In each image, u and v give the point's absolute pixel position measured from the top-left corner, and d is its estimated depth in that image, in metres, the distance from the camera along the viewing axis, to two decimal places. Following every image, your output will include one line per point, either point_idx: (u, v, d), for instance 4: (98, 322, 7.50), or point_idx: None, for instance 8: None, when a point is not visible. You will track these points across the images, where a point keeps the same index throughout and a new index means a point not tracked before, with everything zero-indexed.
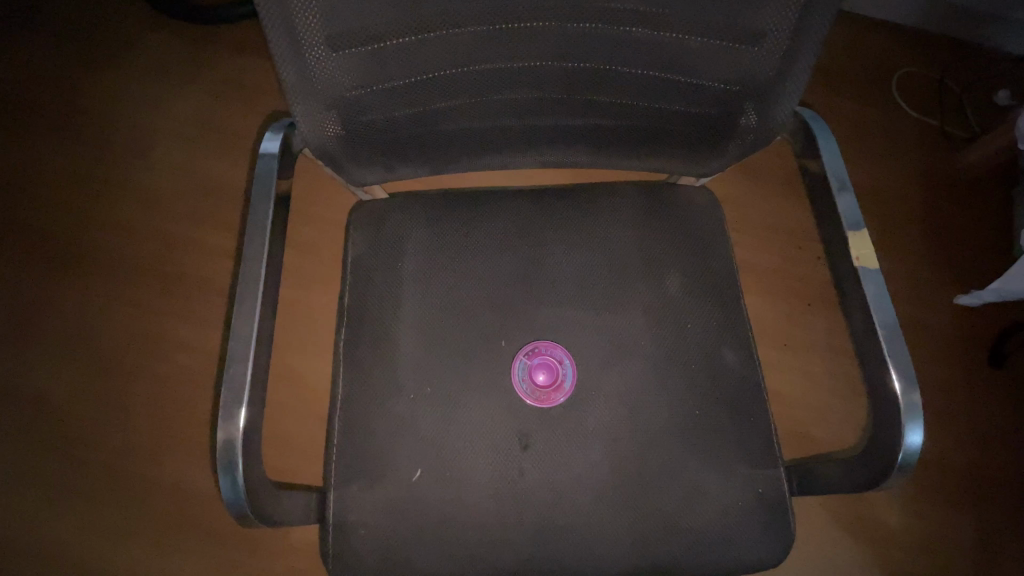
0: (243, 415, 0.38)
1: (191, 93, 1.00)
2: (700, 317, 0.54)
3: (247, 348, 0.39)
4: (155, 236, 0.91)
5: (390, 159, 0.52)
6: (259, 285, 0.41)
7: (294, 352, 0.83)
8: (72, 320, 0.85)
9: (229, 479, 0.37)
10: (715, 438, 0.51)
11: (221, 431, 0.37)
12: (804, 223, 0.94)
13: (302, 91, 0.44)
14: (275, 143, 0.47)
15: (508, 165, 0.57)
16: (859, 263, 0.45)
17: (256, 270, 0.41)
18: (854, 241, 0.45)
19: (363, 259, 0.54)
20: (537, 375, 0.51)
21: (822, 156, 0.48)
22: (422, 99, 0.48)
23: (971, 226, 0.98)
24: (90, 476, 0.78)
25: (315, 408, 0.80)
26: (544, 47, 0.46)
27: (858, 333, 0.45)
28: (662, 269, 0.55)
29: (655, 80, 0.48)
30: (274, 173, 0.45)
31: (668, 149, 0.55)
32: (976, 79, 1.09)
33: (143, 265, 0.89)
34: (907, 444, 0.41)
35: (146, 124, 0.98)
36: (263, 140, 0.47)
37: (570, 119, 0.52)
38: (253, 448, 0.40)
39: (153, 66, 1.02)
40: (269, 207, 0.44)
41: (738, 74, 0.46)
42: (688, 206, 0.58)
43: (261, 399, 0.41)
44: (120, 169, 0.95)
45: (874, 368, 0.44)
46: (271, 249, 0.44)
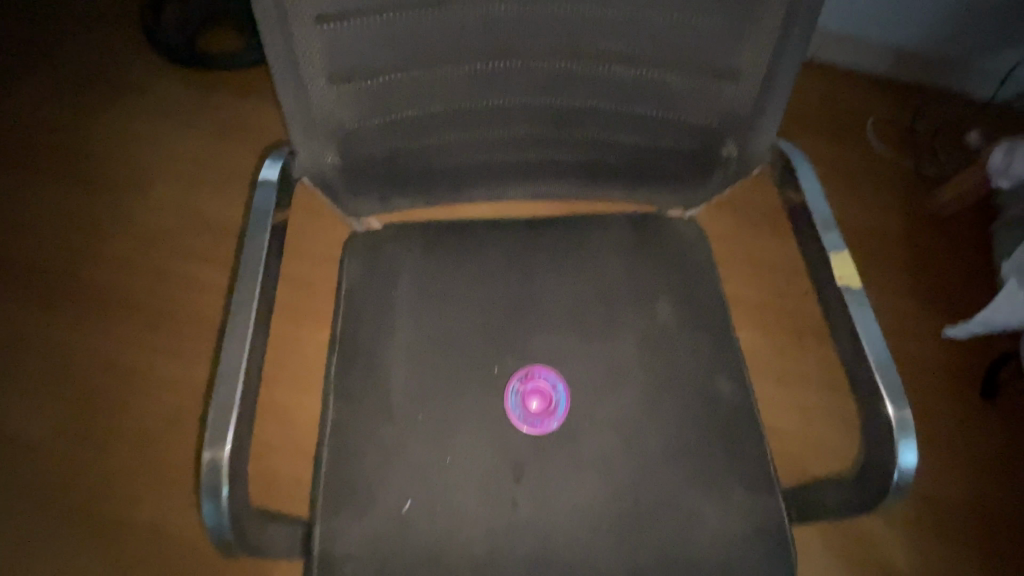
0: (231, 437, 0.39)
1: (197, 133, 1.07)
2: (691, 346, 0.53)
3: (236, 372, 0.40)
4: (159, 266, 0.95)
5: (385, 192, 0.53)
6: (252, 306, 0.42)
7: (280, 380, 0.84)
8: (77, 346, 0.89)
9: (213, 503, 0.38)
10: (711, 471, 0.49)
11: (206, 451, 0.38)
12: (788, 253, 0.95)
13: (305, 125, 0.44)
14: (275, 169, 0.47)
15: (501, 197, 0.57)
16: (842, 283, 0.44)
17: (248, 289, 0.43)
18: (836, 262, 0.45)
19: (355, 288, 0.55)
20: (531, 402, 0.51)
21: (804, 185, 0.48)
22: (420, 133, 0.48)
23: (953, 261, 0.99)
24: (90, 496, 0.79)
25: (300, 435, 0.82)
26: (535, 83, 0.47)
27: (846, 355, 0.43)
28: (652, 297, 0.55)
29: (640, 115, 0.49)
30: (273, 200, 0.46)
31: (654, 182, 0.55)
32: (948, 121, 1.09)
33: (148, 292, 0.93)
34: (901, 463, 0.40)
35: (156, 162, 1.04)
36: (263, 167, 0.47)
37: (559, 153, 0.53)
38: (238, 474, 0.40)
39: (163, 109, 1.09)
40: (265, 232, 0.45)
41: (719, 108, 0.47)
42: (678, 238, 0.58)
43: (250, 418, 0.42)
44: (130, 203, 1.00)
45: (863, 392, 0.42)
46: (266, 274, 0.45)
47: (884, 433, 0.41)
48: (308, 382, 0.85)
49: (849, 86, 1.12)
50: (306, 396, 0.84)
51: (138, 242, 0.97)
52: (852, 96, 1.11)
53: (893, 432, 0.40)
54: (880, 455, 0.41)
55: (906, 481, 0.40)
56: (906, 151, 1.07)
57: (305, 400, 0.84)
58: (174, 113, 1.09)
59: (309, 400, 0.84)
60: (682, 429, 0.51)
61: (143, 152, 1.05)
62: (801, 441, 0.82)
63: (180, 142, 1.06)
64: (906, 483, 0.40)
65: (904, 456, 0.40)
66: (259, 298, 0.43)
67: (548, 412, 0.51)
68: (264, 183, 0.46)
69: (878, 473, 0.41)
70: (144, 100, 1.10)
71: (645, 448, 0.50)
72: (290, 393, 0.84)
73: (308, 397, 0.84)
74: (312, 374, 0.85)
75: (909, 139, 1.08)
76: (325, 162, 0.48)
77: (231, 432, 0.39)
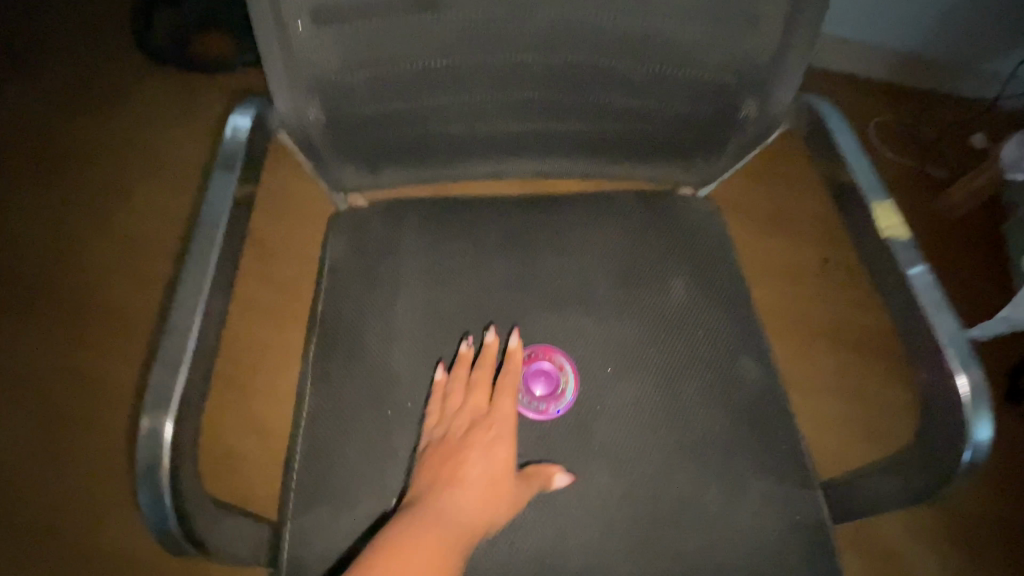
0: (177, 403, 0.32)
1: (159, 114, 0.96)
2: (710, 325, 0.49)
3: (188, 337, 0.34)
4: (112, 263, 0.85)
5: (375, 159, 0.49)
6: (212, 255, 0.36)
7: (243, 379, 0.76)
8: (17, 354, 0.78)
9: (150, 494, 0.31)
10: (731, 462, 0.45)
11: (144, 420, 0.31)
12: (815, 238, 0.87)
13: (286, 71, 0.41)
14: (246, 118, 0.42)
15: (500, 173, 0.53)
16: (887, 234, 0.40)
17: (208, 239, 0.37)
18: (880, 210, 0.41)
19: (341, 264, 0.51)
20: (534, 386, 0.46)
21: (839, 137, 0.44)
22: (413, 92, 0.44)
23: (966, 262, 0.95)
24: (31, 522, 0.70)
25: (264, 441, 0.73)
26: (539, 37, 0.43)
27: (900, 318, 0.39)
28: (666, 273, 0.51)
29: (649, 75, 0.45)
30: (240, 151, 0.41)
31: (664, 153, 0.51)
32: (951, 124, 1.08)
33: (99, 293, 0.83)
34: (976, 439, 0.35)
35: (112, 147, 0.94)
36: (233, 115, 0.42)
37: (562, 123, 0.49)
38: (190, 463, 0.34)
39: (120, 87, 0.98)
40: (230, 185, 0.39)
41: (737, 62, 0.44)
42: (692, 215, 0.54)
43: (201, 398, 0.35)
44: (80, 193, 0.90)
45: (925, 362, 0.37)
46: (235, 236, 0.40)
47: (947, 406, 0.36)
48: (275, 383, 0.76)
49: (852, 86, 1.10)
50: (271, 399, 0.76)
51: (91, 236, 0.86)
52: (855, 96, 1.09)
53: (964, 407, 0.35)
54: (942, 432, 0.37)
55: (979, 459, 0.35)
56: (910, 153, 1.05)
57: (273, 403, 0.75)
58: (134, 88, 0.99)
59: (276, 404, 0.75)
60: (701, 415, 0.46)
61: (101, 133, 0.95)
62: (866, 416, 0.76)
63: (142, 122, 0.96)
64: (979, 462, 0.35)
65: (978, 430, 0.35)
66: (222, 249, 0.38)
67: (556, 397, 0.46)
68: (232, 130, 0.41)
69: (935, 454, 0.37)
70: (101, 74, 1.00)
71: (663, 436, 0.45)
72: (251, 396, 0.75)
73: (276, 401, 0.75)
74: (278, 374, 0.77)
75: (915, 140, 1.06)
76: (310, 118, 0.44)
77: (176, 399, 0.32)
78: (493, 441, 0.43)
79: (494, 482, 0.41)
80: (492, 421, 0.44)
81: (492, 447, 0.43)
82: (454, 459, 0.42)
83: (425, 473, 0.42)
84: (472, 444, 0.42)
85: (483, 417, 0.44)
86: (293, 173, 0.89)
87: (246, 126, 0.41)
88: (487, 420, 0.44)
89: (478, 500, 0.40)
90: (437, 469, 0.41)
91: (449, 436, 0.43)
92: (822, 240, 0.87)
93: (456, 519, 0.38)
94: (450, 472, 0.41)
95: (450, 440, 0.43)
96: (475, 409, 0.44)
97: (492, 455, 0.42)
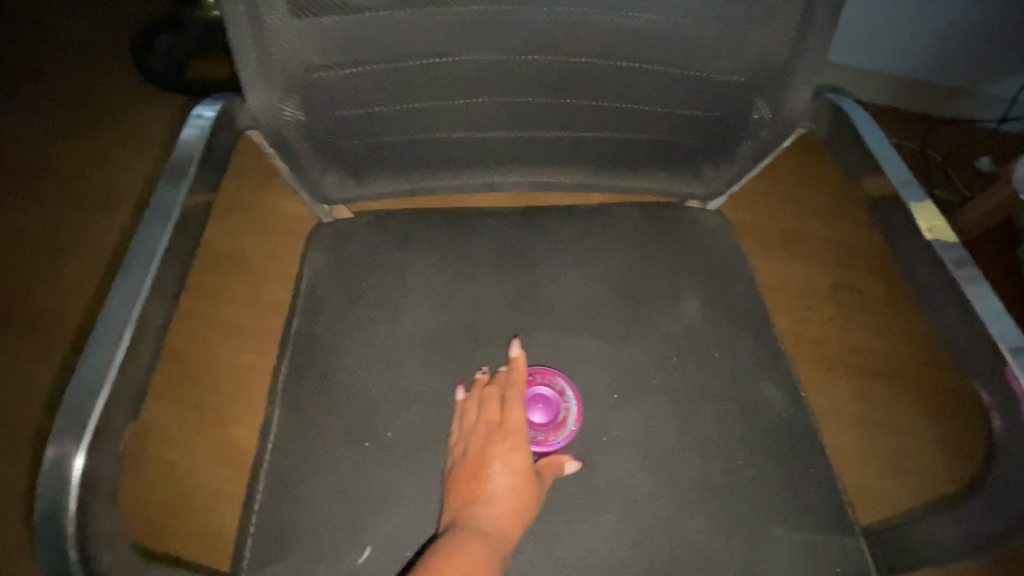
0: (91, 432, 0.27)
1: (145, 133, 0.94)
2: (724, 346, 0.44)
3: (117, 355, 0.29)
4: (82, 282, 0.80)
5: (356, 166, 0.45)
6: (154, 260, 0.33)
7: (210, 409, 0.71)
8: None
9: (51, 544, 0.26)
10: (752, 503, 0.39)
11: (50, 452, 0.27)
12: (829, 261, 0.83)
13: (258, 64, 0.38)
14: (211, 109, 0.39)
15: (494, 184, 0.49)
16: (931, 236, 0.37)
17: (152, 247, 0.33)
18: (919, 213, 0.37)
19: (321, 281, 0.46)
20: (532, 415, 0.42)
21: (868, 141, 0.41)
22: (399, 94, 0.41)
23: None
24: None
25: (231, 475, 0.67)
26: (535, 36, 0.39)
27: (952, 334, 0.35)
28: (676, 289, 0.47)
29: (651, 76, 0.42)
30: (202, 143, 0.37)
31: (669, 162, 0.48)
32: (958, 148, 1.05)
33: (62, 314, 0.77)
34: None
35: (92, 163, 0.90)
36: (198, 106, 0.39)
37: (558, 130, 0.46)
38: (110, 505, 0.29)
39: (107, 107, 0.96)
40: (186, 185, 0.35)
41: (748, 60, 0.41)
42: (701, 228, 0.50)
43: (133, 423, 0.31)
44: (52, 210, 0.85)
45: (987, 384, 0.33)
46: (186, 242, 0.35)
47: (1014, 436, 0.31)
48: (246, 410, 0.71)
49: None
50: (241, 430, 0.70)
51: (66, 254, 0.82)
52: None
53: None
54: (1007, 469, 0.32)
55: None
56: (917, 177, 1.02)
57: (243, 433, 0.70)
58: (121, 106, 0.96)
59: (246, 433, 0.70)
60: (719, 448, 0.41)
61: (83, 148, 0.91)
62: (903, 451, 0.70)
63: (127, 141, 0.93)
64: None
65: None
66: (169, 253, 0.34)
67: (554, 432, 0.41)
68: (194, 123, 0.38)
69: (1002, 494, 0.32)
70: (91, 90, 0.98)
71: (678, 471, 0.40)
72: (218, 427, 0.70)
73: (247, 430, 0.70)
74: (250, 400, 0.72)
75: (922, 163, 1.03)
76: (284, 117, 0.41)
77: (94, 420, 0.28)
78: (514, 451, 0.39)
79: (521, 493, 0.37)
80: (510, 431, 0.39)
81: (513, 460, 0.38)
82: (474, 478, 0.38)
83: (450, 497, 0.38)
84: (491, 460, 0.38)
85: (500, 429, 0.39)
86: (280, 192, 0.87)
87: (210, 114, 0.38)
88: (505, 430, 0.39)
89: (505, 518, 0.36)
90: (459, 492, 0.38)
91: (467, 452, 0.39)
92: (838, 262, 0.83)
93: (489, 546, 0.35)
94: (474, 493, 0.37)
95: (468, 458, 0.38)
96: (488, 423, 0.39)
97: (514, 469, 0.38)
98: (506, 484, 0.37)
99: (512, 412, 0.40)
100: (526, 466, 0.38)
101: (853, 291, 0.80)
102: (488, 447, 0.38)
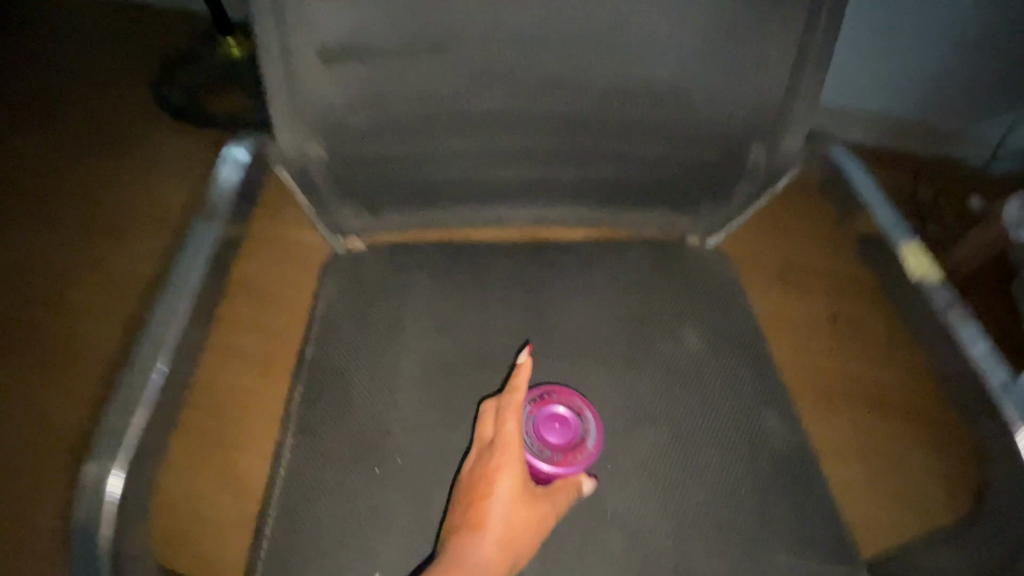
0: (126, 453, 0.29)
1: (155, 141, 0.90)
2: (727, 379, 0.45)
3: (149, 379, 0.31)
4: (81, 298, 0.76)
5: (374, 202, 0.48)
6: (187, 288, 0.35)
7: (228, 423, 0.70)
8: None
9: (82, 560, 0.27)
10: (758, 535, 0.40)
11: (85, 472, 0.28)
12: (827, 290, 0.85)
13: (289, 108, 0.41)
14: (244, 153, 0.42)
15: (504, 219, 0.51)
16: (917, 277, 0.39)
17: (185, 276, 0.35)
18: (907, 252, 0.40)
19: (334, 309, 0.48)
20: (548, 435, 0.40)
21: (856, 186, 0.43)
22: (417, 136, 0.44)
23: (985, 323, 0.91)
24: None
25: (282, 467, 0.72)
26: (547, 85, 0.42)
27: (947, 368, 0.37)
28: (679, 321, 0.48)
29: (654, 121, 0.45)
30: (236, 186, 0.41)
31: (671, 200, 0.50)
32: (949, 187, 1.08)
33: (58, 330, 0.73)
34: None
35: (95, 171, 0.86)
36: (230, 148, 0.42)
37: (566, 169, 0.48)
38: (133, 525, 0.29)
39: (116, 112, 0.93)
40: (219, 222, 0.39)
41: (744, 108, 0.44)
42: (703, 262, 0.52)
43: (159, 445, 0.32)
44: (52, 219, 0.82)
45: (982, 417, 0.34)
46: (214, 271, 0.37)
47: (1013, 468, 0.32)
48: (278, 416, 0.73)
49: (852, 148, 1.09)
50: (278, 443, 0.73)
51: (64, 267, 0.78)
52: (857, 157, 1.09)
53: None
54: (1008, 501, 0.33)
55: None
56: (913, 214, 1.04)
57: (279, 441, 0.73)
58: (128, 113, 0.93)
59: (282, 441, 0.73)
60: (723, 478, 0.41)
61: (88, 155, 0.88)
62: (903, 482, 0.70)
63: (135, 149, 0.89)
64: None
65: None
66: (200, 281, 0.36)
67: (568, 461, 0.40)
68: (230, 166, 0.42)
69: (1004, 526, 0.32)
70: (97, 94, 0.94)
71: (685, 503, 0.41)
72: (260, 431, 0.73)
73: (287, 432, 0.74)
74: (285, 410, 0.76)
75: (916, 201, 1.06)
76: (311, 157, 0.43)
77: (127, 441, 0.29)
78: (513, 481, 0.38)
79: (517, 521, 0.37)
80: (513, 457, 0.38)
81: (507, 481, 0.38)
82: (476, 500, 0.37)
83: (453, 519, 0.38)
84: (487, 480, 0.38)
85: (501, 459, 0.38)
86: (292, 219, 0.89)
87: (244, 159, 0.42)
88: (507, 455, 0.38)
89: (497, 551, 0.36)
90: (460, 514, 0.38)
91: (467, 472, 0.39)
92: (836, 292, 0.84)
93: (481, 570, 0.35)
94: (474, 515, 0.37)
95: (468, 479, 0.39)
96: (483, 444, 0.40)
97: (509, 490, 0.37)
98: (505, 516, 0.37)
99: (515, 431, 0.39)
100: (528, 490, 0.38)
101: (849, 323, 0.82)
102: (486, 479, 0.38)
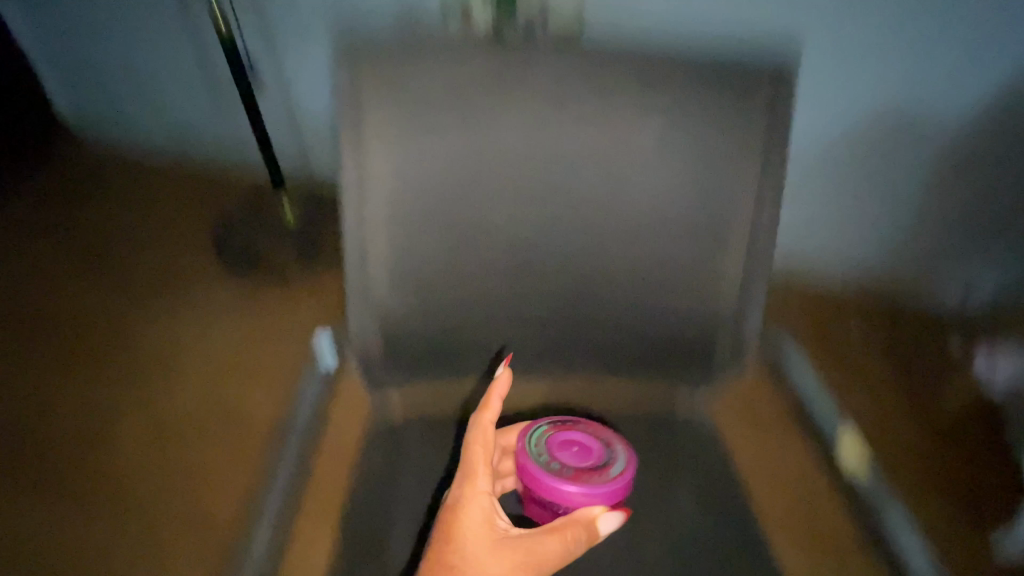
0: None
1: None
2: (721, 539, 0.50)
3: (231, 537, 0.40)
4: None
5: (409, 381, 0.57)
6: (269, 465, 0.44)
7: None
8: None
9: None
10: None
11: None
12: None
13: (359, 309, 0.53)
14: (330, 353, 0.53)
15: (528, 384, 0.59)
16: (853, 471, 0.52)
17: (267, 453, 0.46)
18: (847, 447, 0.52)
19: (374, 475, 0.52)
20: (570, 447, 0.49)
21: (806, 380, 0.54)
22: (457, 326, 0.55)
23: None
24: None
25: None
26: (560, 284, 0.54)
27: None
28: (674, 479, 0.54)
29: (647, 313, 0.55)
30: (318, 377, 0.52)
31: (668, 369, 0.58)
32: None
33: None
34: None
35: None
36: (318, 343, 0.53)
37: (589, 349, 0.57)
38: None
39: None
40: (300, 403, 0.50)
41: (708, 303, 0.55)
42: (696, 422, 0.57)
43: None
44: None
45: None
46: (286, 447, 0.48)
47: None
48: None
49: None
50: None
51: None
52: None
53: None
54: None
55: None
56: None
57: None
58: None
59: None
60: None
61: None
62: None
63: None
64: None
65: None
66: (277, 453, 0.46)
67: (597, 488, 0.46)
68: (324, 356, 0.53)
69: None
70: None
71: None
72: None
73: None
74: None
75: None
76: (370, 344, 0.54)
77: None
78: (486, 511, 0.45)
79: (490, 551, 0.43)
80: (479, 484, 0.46)
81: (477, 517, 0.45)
82: (445, 543, 0.44)
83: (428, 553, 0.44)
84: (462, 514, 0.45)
85: (467, 489, 0.46)
86: None
87: (331, 359, 0.53)
88: (474, 492, 0.46)
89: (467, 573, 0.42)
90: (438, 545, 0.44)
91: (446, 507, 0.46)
92: None
93: None
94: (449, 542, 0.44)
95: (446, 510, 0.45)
96: (463, 477, 0.47)
97: (480, 523, 0.45)
98: (476, 545, 0.44)
99: (475, 458, 0.47)
100: (496, 524, 0.45)
101: None
102: (454, 508, 0.45)
